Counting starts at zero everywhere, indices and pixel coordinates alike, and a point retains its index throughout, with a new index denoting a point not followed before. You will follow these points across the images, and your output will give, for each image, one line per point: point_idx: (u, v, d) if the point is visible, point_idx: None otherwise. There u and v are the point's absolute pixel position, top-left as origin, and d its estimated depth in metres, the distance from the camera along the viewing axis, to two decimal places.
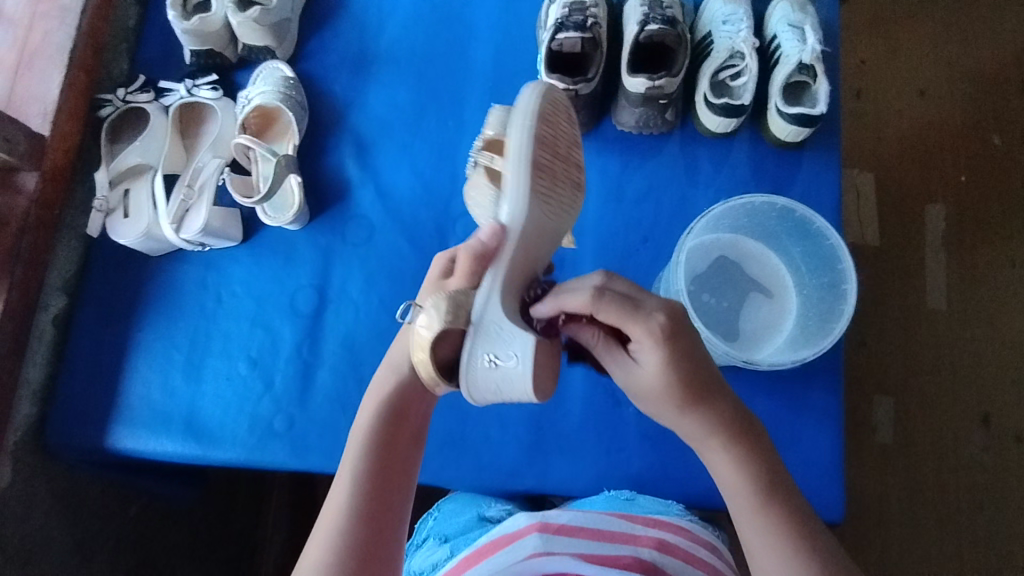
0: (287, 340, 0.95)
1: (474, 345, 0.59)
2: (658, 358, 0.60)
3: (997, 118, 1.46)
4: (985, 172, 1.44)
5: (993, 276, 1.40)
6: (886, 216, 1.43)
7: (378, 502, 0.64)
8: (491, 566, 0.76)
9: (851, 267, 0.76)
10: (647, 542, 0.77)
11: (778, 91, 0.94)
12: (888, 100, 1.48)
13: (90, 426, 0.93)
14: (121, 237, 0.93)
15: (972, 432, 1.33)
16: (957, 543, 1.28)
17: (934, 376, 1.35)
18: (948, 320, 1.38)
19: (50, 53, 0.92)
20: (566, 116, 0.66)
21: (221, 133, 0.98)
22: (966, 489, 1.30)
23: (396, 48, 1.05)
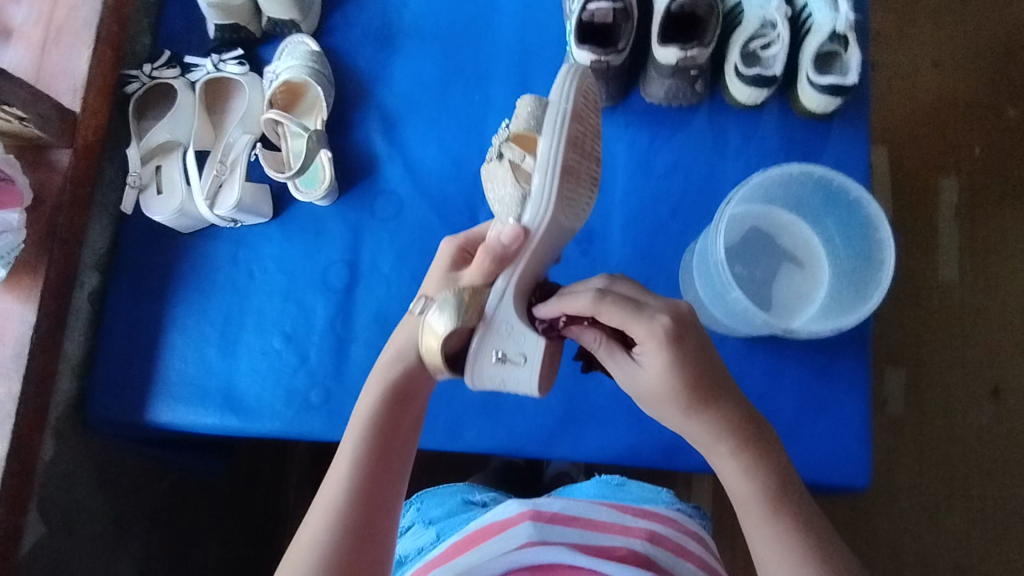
0: (320, 315, 0.96)
1: (486, 341, 0.66)
2: (663, 357, 0.62)
3: (1012, 91, 1.45)
4: (1001, 144, 1.44)
5: (1008, 248, 1.40)
6: (901, 190, 1.43)
7: (375, 485, 0.64)
8: (483, 552, 0.78)
9: (888, 236, 0.78)
10: (639, 533, 0.80)
11: (809, 61, 0.93)
12: (903, 72, 1.46)
13: (129, 400, 0.94)
14: (155, 213, 0.93)
15: (981, 404, 1.34)
16: (965, 510, 1.31)
17: (946, 348, 1.37)
18: (960, 293, 1.39)
19: (76, 28, 0.91)
20: (593, 109, 0.71)
21: (249, 109, 0.97)
22: (975, 459, 1.33)
23: (420, 21, 1.04)
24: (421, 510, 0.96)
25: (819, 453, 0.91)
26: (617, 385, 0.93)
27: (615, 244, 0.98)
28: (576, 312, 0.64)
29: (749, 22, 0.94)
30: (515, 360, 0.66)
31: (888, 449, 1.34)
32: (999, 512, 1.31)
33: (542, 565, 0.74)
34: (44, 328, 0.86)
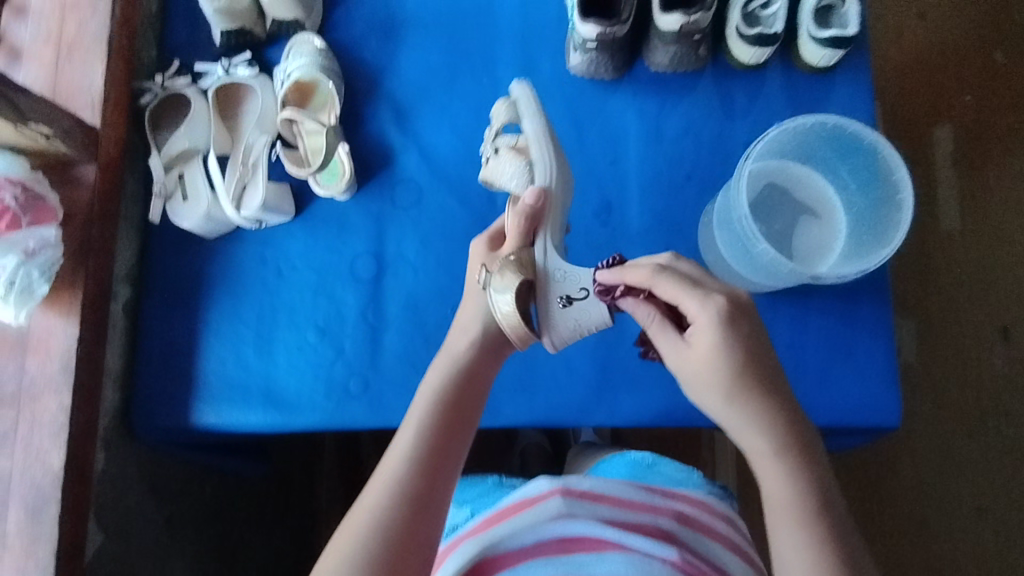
0: (352, 306, 0.98)
1: (549, 291, 0.73)
2: (712, 331, 0.62)
3: (1000, 33, 1.48)
4: (993, 88, 1.46)
5: (1007, 190, 1.43)
6: (899, 140, 1.45)
7: (438, 457, 0.65)
8: (509, 527, 0.74)
9: (906, 176, 0.80)
10: (668, 513, 0.77)
11: (808, 16, 0.95)
12: (890, 26, 1.49)
13: (173, 406, 0.96)
14: (183, 220, 0.95)
15: (993, 345, 1.38)
16: (986, 448, 1.34)
17: (955, 292, 1.40)
18: (963, 238, 1.42)
19: (87, 44, 0.91)
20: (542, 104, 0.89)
21: (263, 111, 0.99)
22: (992, 399, 1.36)
23: (421, 10, 1.05)
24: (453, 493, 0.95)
25: (847, 399, 0.94)
26: None
27: (633, 213, 1.00)
28: (634, 282, 0.68)
29: None
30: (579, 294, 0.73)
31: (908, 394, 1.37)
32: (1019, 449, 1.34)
33: (568, 538, 0.72)
34: (86, 341, 0.88)
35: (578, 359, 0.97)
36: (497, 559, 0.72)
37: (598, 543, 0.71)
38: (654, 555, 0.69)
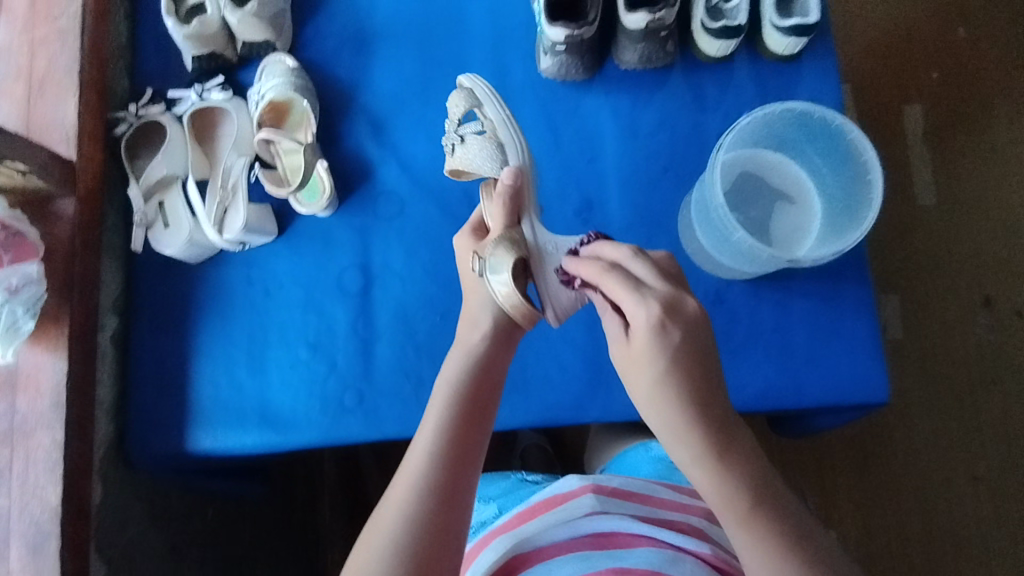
0: (341, 321, 0.98)
1: (546, 265, 0.73)
2: (649, 336, 0.57)
3: (960, 13, 1.52)
4: (957, 65, 1.50)
5: (977, 164, 1.46)
6: (870, 119, 1.48)
7: (462, 450, 0.64)
8: (549, 522, 0.79)
9: (874, 157, 0.81)
10: (696, 511, 0.83)
11: (770, 6, 0.97)
12: (855, 9, 1.51)
13: (168, 433, 0.96)
14: (165, 247, 0.95)
15: (976, 314, 1.40)
16: (978, 416, 1.37)
17: (936, 265, 1.42)
18: (940, 212, 1.44)
19: (60, 78, 0.91)
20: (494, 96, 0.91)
21: (240, 133, 0.98)
22: (979, 367, 1.38)
23: (391, 23, 1.06)
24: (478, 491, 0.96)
25: (837, 377, 0.95)
26: None
27: (614, 210, 1.01)
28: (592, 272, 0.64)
29: None
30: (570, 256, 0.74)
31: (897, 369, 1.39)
32: (1011, 416, 1.37)
33: (604, 534, 0.77)
34: (76, 375, 0.87)
35: (570, 358, 0.98)
36: (534, 552, 0.76)
37: (632, 539, 0.76)
38: (685, 550, 0.75)
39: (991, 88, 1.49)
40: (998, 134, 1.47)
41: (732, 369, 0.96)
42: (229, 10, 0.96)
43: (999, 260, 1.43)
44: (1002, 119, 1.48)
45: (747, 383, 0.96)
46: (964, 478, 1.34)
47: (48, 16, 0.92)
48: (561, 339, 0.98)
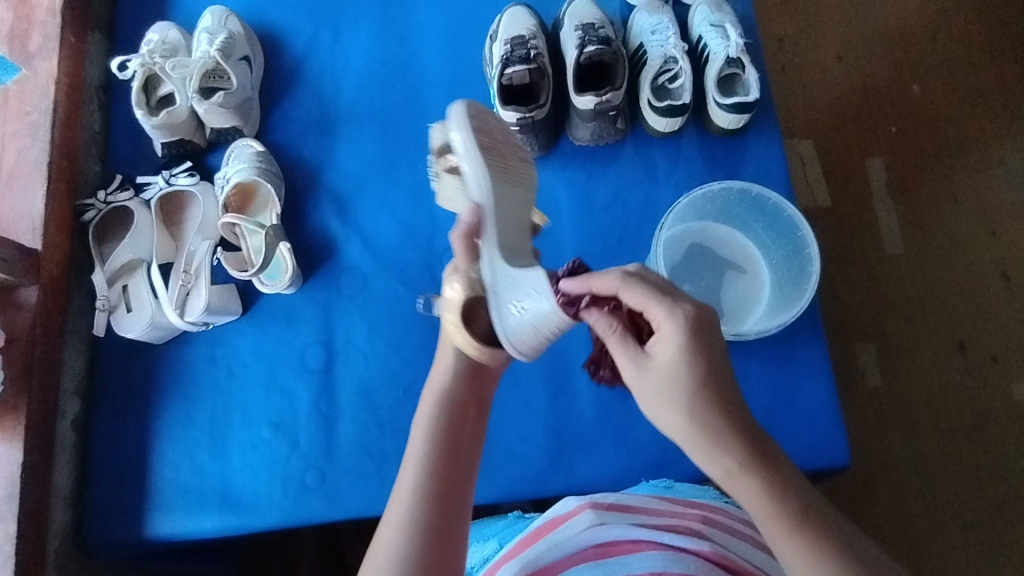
0: (303, 399, 0.98)
1: (498, 304, 0.63)
2: (676, 338, 0.58)
3: (911, 67, 1.47)
4: (914, 120, 1.44)
5: (942, 213, 1.39)
6: (832, 177, 1.40)
7: (448, 485, 0.64)
8: (550, 542, 0.75)
9: (810, 233, 0.87)
10: (694, 516, 0.77)
11: (713, 85, 1.02)
12: (811, 72, 1.46)
13: (127, 520, 0.95)
14: (128, 330, 0.97)
15: (951, 359, 1.31)
16: (962, 472, 1.25)
17: (908, 312, 1.33)
18: (908, 262, 1.36)
19: (27, 169, 0.95)
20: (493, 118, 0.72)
21: (205, 217, 1.02)
22: (959, 416, 1.28)
23: (354, 107, 1.11)
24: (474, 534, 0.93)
25: (799, 440, 0.95)
26: (596, 412, 0.98)
27: None
28: (602, 290, 0.62)
29: (652, 63, 1.03)
30: (532, 303, 0.62)
31: (874, 418, 1.28)
32: (995, 467, 1.26)
33: (604, 544, 0.73)
34: (32, 464, 0.88)
35: (531, 429, 0.98)
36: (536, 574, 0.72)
37: (632, 544, 0.72)
38: (683, 550, 0.70)
39: (954, 142, 1.43)
40: (962, 181, 1.41)
41: None
42: (196, 101, 1.00)
43: (972, 304, 1.34)
44: (968, 167, 1.42)
45: None
46: (954, 529, 1.23)
47: (20, 112, 0.98)
48: (522, 410, 0.99)
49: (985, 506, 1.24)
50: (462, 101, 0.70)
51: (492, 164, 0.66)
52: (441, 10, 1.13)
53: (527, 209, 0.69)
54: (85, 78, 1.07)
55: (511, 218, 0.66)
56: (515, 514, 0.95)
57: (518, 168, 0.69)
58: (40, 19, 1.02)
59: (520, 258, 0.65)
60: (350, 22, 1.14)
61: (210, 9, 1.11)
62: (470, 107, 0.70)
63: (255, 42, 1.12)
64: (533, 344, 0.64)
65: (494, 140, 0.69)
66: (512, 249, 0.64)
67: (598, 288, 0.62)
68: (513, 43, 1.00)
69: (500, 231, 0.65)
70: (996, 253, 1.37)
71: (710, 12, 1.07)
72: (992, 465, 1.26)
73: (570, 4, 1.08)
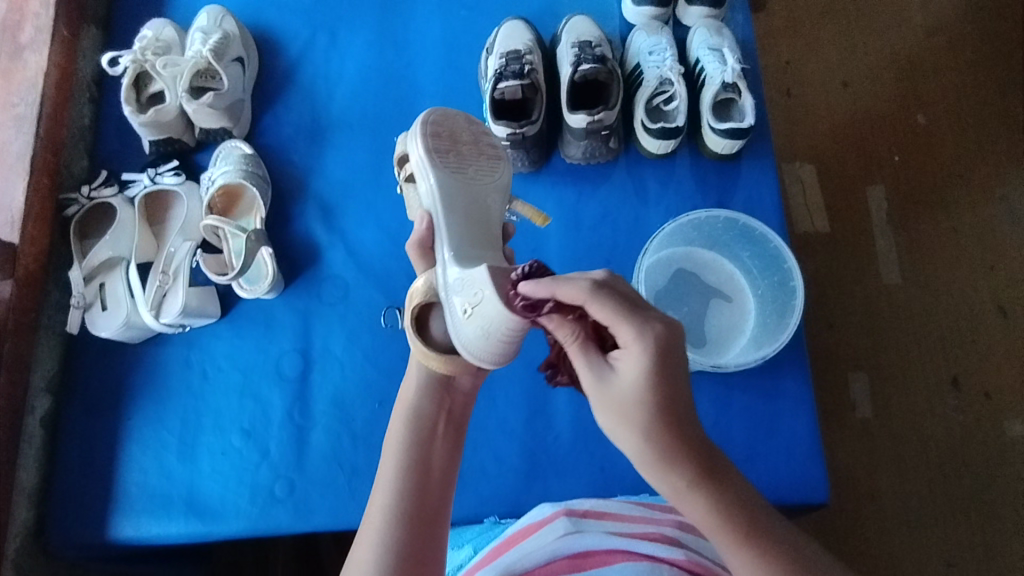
0: (277, 406, 0.97)
1: (451, 308, 0.65)
2: (643, 360, 0.55)
3: (917, 97, 1.45)
4: (916, 148, 1.43)
5: (938, 246, 1.37)
6: (832, 203, 1.39)
7: (423, 506, 0.63)
8: (519, 551, 0.69)
9: (795, 265, 0.87)
10: (669, 523, 0.72)
11: (708, 110, 1.01)
12: (817, 96, 1.45)
13: (91, 521, 0.93)
14: (102, 329, 0.96)
15: (944, 393, 1.29)
16: (949, 508, 1.23)
17: (904, 344, 1.31)
18: (905, 292, 1.34)
19: (11, 162, 0.96)
20: (457, 116, 0.76)
21: (189, 217, 1.00)
22: (948, 452, 1.26)
23: (347, 114, 1.10)
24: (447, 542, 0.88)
25: (779, 472, 0.93)
26: (572, 434, 0.96)
27: None
28: (567, 299, 0.58)
29: (648, 82, 1.01)
30: (475, 301, 0.63)
31: (861, 450, 1.26)
32: (982, 505, 1.23)
33: (577, 554, 0.67)
34: None
35: (507, 449, 0.96)
36: None
37: (607, 556, 0.65)
38: (658, 559, 0.64)
39: (956, 172, 1.42)
40: (960, 214, 1.39)
41: None
42: (185, 100, 0.99)
43: (964, 339, 1.32)
44: (968, 201, 1.40)
45: None
46: (938, 566, 1.20)
47: (7, 104, 0.98)
48: (498, 430, 0.97)
49: (970, 544, 1.22)
50: (424, 107, 0.76)
51: (444, 171, 0.71)
52: (439, 20, 1.13)
53: (492, 213, 0.72)
54: (77, 71, 1.06)
55: (463, 217, 0.70)
56: (490, 521, 0.92)
57: (477, 168, 0.72)
58: (35, 12, 1.02)
59: (469, 256, 0.67)
60: (347, 28, 1.13)
61: (206, 8, 1.10)
62: (433, 116, 0.74)
63: (250, 43, 1.11)
64: (487, 350, 0.64)
65: (450, 146, 0.73)
66: (462, 248, 0.68)
67: (562, 297, 0.58)
68: (508, 57, 0.99)
69: (450, 231, 0.69)
70: (993, 287, 1.35)
71: (710, 35, 1.06)
72: (979, 504, 1.23)
73: (568, 21, 1.07)
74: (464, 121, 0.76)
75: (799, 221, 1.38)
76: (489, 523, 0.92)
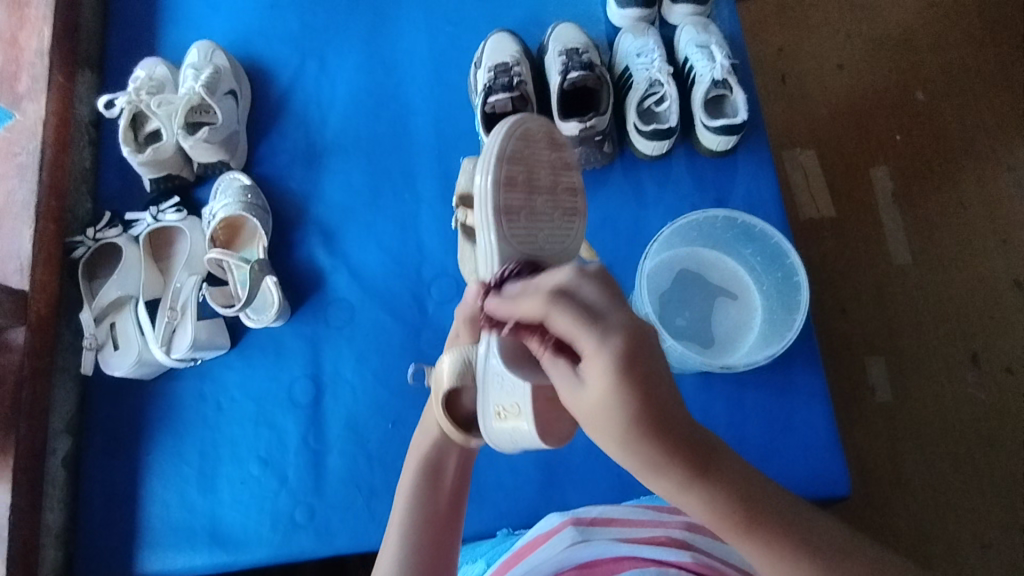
0: (292, 433, 0.98)
1: (482, 399, 0.54)
2: (607, 378, 0.42)
3: (915, 74, 1.44)
4: (917, 126, 1.41)
5: (948, 222, 1.36)
6: (836, 188, 1.38)
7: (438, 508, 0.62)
8: (529, 562, 0.69)
9: (798, 259, 0.88)
10: (676, 525, 0.72)
11: (700, 108, 1.01)
12: (812, 80, 1.44)
13: (118, 559, 0.95)
14: (115, 369, 0.97)
15: (964, 372, 1.27)
16: (976, 487, 1.21)
17: (918, 324, 1.30)
18: (917, 273, 1.32)
19: (16, 211, 0.98)
20: (546, 137, 0.67)
21: (193, 251, 1.02)
22: (973, 430, 1.24)
23: (342, 137, 1.11)
24: (460, 557, 0.89)
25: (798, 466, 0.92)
26: (586, 442, 0.96)
27: None
28: None
29: (637, 84, 1.01)
30: (512, 411, 0.51)
31: (884, 436, 1.24)
32: (1010, 481, 1.22)
33: (587, 564, 0.67)
34: (19, 506, 0.89)
35: (522, 460, 0.96)
36: None
37: (615, 563, 0.65)
38: (666, 564, 0.64)
39: (960, 147, 1.40)
40: (968, 190, 1.38)
41: None
42: (181, 137, 1.00)
43: (980, 315, 1.30)
44: (974, 174, 1.38)
45: None
46: (971, 547, 1.19)
47: (9, 153, 1.00)
48: None
49: (1001, 523, 1.20)
50: (507, 120, 0.65)
51: (507, 224, 0.62)
52: (425, 37, 1.13)
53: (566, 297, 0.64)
54: (74, 116, 1.08)
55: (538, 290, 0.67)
56: (502, 534, 0.92)
57: (550, 235, 0.64)
58: (30, 60, 1.04)
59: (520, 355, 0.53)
60: (336, 52, 1.14)
61: (196, 44, 1.12)
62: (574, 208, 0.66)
63: (241, 74, 1.12)
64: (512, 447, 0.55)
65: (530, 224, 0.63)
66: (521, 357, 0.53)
67: (523, 316, 0.49)
68: (496, 71, 0.99)
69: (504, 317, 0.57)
70: (1007, 260, 1.33)
71: (697, 33, 1.05)
72: (1004, 480, 1.22)
73: (554, 29, 1.07)
74: (545, 144, 0.67)
75: (803, 207, 1.36)
76: (499, 536, 0.92)
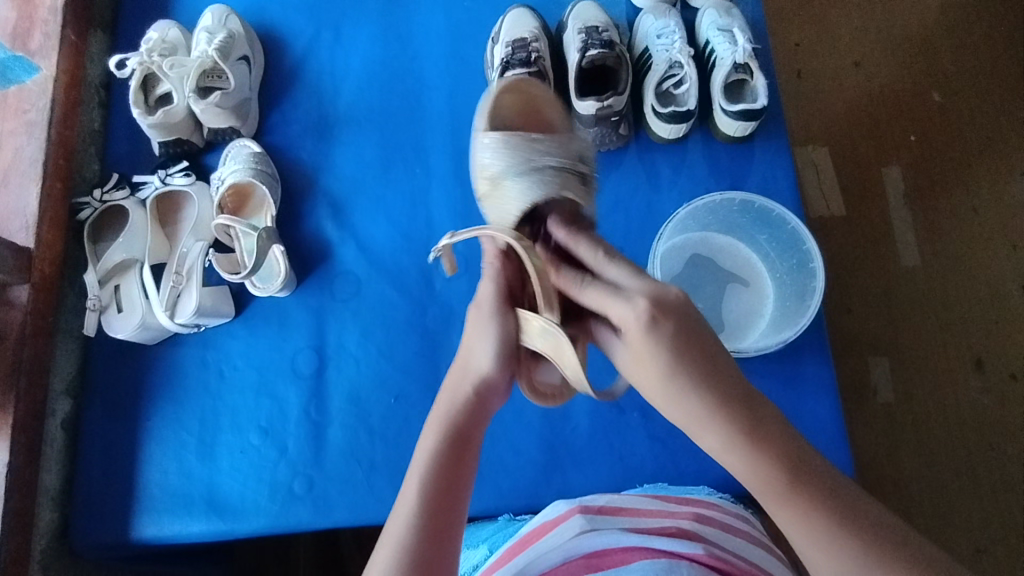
0: (293, 403, 0.97)
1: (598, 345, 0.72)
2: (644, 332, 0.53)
3: (933, 74, 1.42)
4: (932, 126, 1.39)
5: (959, 225, 1.34)
6: (847, 187, 1.36)
7: (441, 492, 0.56)
8: (535, 553, 0.66)
9: (814, 246, 0.87)
10: (686, 516, 0.72)
11: (720, 92, 0.99)
12: (829, 77, 1.42)
13: (114, 523, 0.94)
14: (118, 331, 0.96)
15: (967, 375, 1.26)
16: (975, 490, 1.21)
17: (924, 322, 1.28)
18: (926, 274, 1.31)
19: (23, 168, 0.96)
20: (512, 98, 0.80)
21: (200, 216, 1.01)
22: (974, 434, 1.23)
23: (354, 109, 1.09)
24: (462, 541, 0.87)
25: None
26: (591, 424, 0.95)
27: None
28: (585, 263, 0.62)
29: (657, 66, 0.99)
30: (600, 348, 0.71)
31: (886, 437, 1.23)
32: (1009, 486, 1.21)
33: (594, 553, 0.65)
34: (17, 464, 0.88)
35: (524, 441, 0.96)
36: None
37: (624, 553, 0.63)
38: (677, 555, 0.62)
39: (975, 148, 1.38)
40: (981, 193, 1.36)
41: (690, 454, 0.93)
42: (193, 100, 0.99)
43: (986, 319, 1.29)
44: (989, 177, 1.37)
45: (706, 470, 0.93)
46: (967, 551, 1.18)
47: (18, 109, 0.99)
48: (516, 421, 0.96)
49: (1000, 528, 1.19)
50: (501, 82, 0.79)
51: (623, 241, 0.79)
52: (443, 11, 1.12)
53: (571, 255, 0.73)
54: (85, 76, 1.07)
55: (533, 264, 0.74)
56: (504, 517, 0.91)
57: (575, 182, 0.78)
58: (42, 17, 1.02)
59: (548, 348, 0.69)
60: (351, 23, 1.13)
61: (210, 8, 1.10)
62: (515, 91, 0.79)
63: (255, 40, 1.11)
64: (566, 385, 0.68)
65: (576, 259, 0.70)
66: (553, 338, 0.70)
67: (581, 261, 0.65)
68: (514, 45, 0.98)
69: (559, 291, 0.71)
70: (1018, 265, 1.32)
71: (719, 16, 1.04)
72: (1005, 486, 1.21)
73: (573, 8, 1.06)
74: (517, 110, 0.80)
75: (814, 206, 1.34)
76: (501, 520, 0.90)
